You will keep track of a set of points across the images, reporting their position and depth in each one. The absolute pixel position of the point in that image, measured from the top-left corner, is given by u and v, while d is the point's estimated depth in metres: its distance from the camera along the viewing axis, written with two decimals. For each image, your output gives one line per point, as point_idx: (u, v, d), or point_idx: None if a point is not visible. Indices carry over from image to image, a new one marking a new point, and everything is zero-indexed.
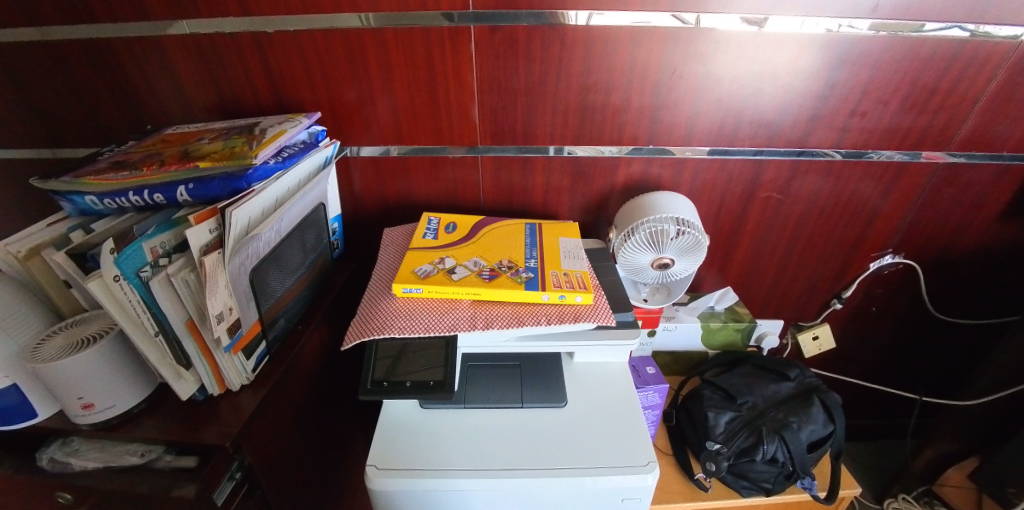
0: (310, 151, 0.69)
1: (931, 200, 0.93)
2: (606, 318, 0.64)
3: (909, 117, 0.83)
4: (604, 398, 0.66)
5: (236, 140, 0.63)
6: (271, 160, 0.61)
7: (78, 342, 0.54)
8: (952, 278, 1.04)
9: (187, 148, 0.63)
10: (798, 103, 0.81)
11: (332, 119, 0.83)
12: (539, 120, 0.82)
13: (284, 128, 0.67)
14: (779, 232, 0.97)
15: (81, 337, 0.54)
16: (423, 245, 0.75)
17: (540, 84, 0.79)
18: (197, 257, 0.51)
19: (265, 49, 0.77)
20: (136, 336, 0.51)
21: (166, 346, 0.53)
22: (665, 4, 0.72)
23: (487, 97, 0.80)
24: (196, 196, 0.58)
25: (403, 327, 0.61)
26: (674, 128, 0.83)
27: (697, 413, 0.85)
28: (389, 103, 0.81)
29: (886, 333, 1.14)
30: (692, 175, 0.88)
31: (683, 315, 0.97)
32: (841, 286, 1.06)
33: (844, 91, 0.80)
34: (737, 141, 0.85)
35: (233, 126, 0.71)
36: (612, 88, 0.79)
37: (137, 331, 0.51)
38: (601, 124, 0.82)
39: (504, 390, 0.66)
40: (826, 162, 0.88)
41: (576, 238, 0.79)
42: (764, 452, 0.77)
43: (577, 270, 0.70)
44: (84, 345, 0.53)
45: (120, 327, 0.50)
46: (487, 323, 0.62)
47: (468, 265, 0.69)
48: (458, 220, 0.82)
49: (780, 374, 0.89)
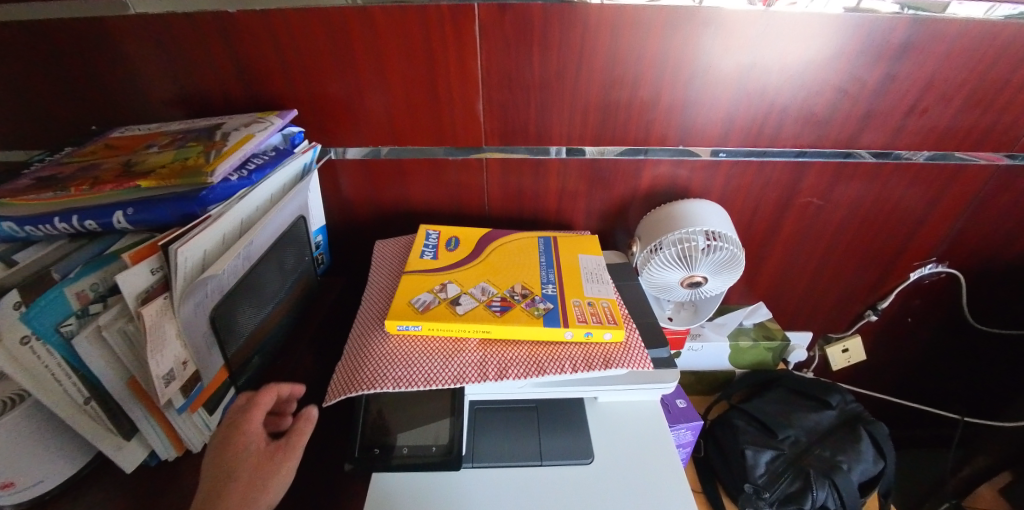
0: (285, 159, 0.57)
1: (986, 206, 0.83)
2: (641, 361, 0.54)
3: (973, 115, 0.70)
4: (635, 451, 0.57)
5: (192, 149, 0.52)
6: (234, 174, 0.49)
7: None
8: (997, 289, 0.95)
9: (132, 158, 0.52)
10: (851, 99, 0.69)
11: (313, 115, 0.71)
12: (554, 117, 0.71)
13: (252, 133, 0.55)
14: (816, 242, 0.86)
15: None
16: (422, 266, 0.64)
17: (557, 76, 0.67)
18: (134, 307, 0.40)
19: (231, 34, 0.64)
20: (62, 405, 0.41)
21: (101, 412, 0.43)
22: None
23: (494, 90, 0.69)
24: (137, 223, 0.46)
25: (399, 378, 0.50)
26: (709, 125, 0.71)
27: (730, 447, 0.79)
28: (381, 98, 0.69)
29: (921, 346, 1.05)
30: (725, 179, 0.77)
31: (710, 333, 0.89)
32: (876, 297, 0.97)
33: (905, 85, 0.67)
34: (777, 142, 0.73)
35: (192, 128, 0.59)
36: (639, 81, 0.67)
37: (63, 399, 0.41)
38: (625, 122, 0.71)
39: (522, 442, 0.57)
40: (873, 165, 0.76)
41: (598, 254, 0.69)
42: (814, 498, 0.71)
43: (604, 299, 0.60)
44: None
45: (37, 396, 0.40)
46: (500, 372, 0.52)
47: (475, 293, 0.59)
48: (461, 233, 0.71)
49: (820, 401, 0.83)
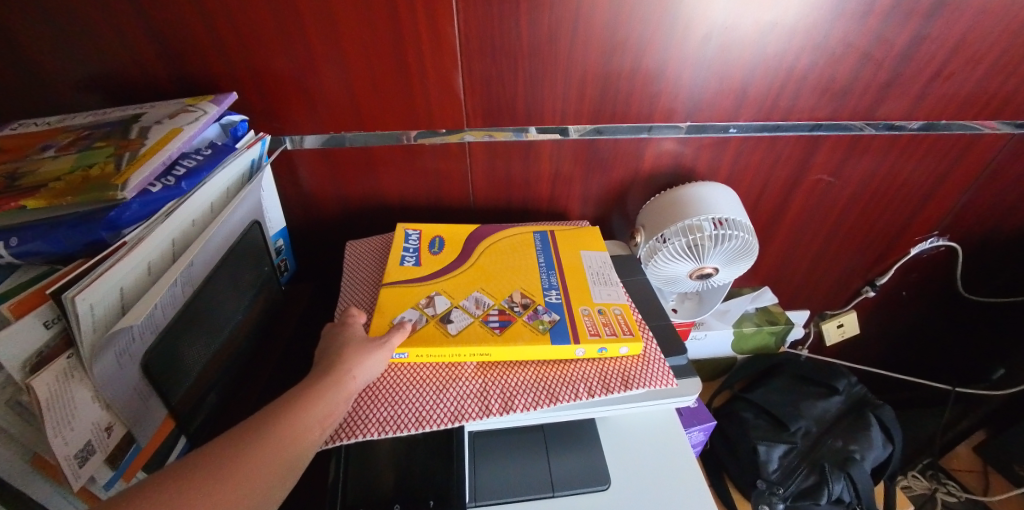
0: (225, 156, 0.46)
1: (995, 177, 0.79)
2: (665, 379, 0.49)
3: (999, 79, 0.65)
4: (655, 471, 0.52)
5: (99, 152, 0.40)
6: (157, 184, 0.39)
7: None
8: (994, 259, 0.93)
9: (21, 167, 0.40)
10: (874, 64, 0.62)
11: (259, 98, 0.59)
12: (546, 91, 0.61)
13: (179, 126, 0.43)
14: (823, 220, 0.82)
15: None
16: (402, 275, 0.55)
17: (549, 42, 0.57)
18: (21, 378, 0.31)
19: (145, 1, 0.51)
20: None
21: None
22: None
23: (476, 62, 0.58)
24: (27, 255, 0.35)
25: (385, 422, 0.43)
26: (720, 97, 0.63)
27: (740, 442, 0.76)
28: (339, 74, 0.58)
29: (913, 317, 1.04)
30: (734, 157, 0.70)
31: (713, 322, 0.84)
32: (875, 272, 0.94)
33: (934, 47, 0.60)
34: (792, 115, 0.66)
35: (101, 121, 0.47)
36: (644, 46, 0.58)
37: None
38: (627, 96, 0.62)
39: (529, 471, 0.51)
40: (890, 137, 0.70)
41: (603, 249, 0.61)
42: (831, 491, 0.69)
43: (615, 305, 0.53)
44: None
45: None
46: (505, 404, 0.45)
47: (468, 306, 0.51)
48: (445, 231, 0.62)
49: (827, 387, 0.80)
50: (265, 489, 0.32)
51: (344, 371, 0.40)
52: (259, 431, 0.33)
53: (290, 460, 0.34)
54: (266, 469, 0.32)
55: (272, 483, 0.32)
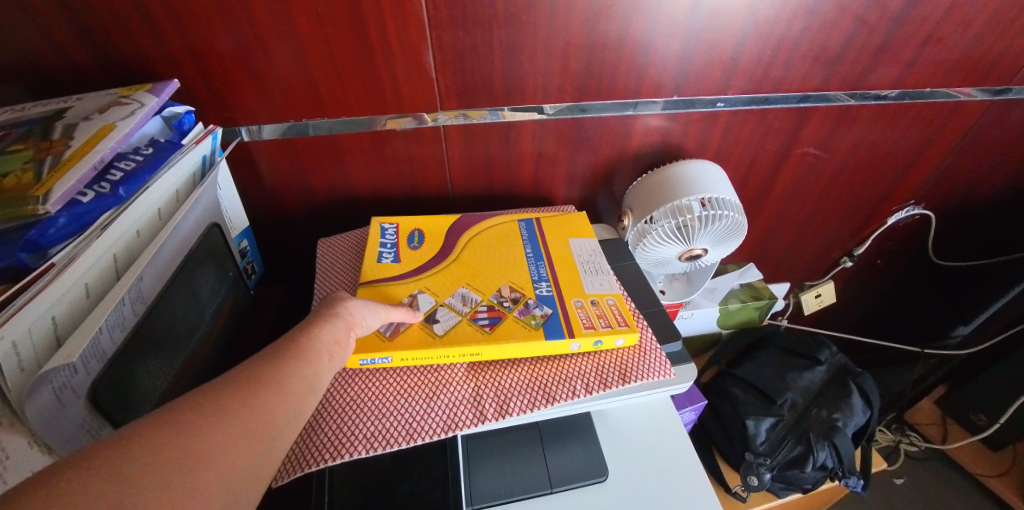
0: (170, 155, 0.40)
1: (972, 143, 0.79)
2: (663, 370, 0.47)
3: (987, 42, 0.63)
4: (652, 458, 0.52)
5: (15, 157, 0.35)
6: (90, 191, 0.34)
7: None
8: (964, 225, 0.96)
9: None
10: (867, 29, 0.59)
11: (206, 86, 0.53)
12: (527, 66, 0.57)
13: (110, 122, 0.38)
14: (807, 193, 0.81)
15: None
16: (380, 273, 0.51)
17: (529, 11, 0.52)
18: None
19: None
20: None
21: None
22: None
23: (450, 35, 0.53)
24: None
25: (371, 438, 0.40)
26: (709, 68, 0.60)
27: (729, 417, 0.76)
28: (295, 55, 0.52)
29: (887, 283, 1.07)
30: (721, 132, 0.68)
31: (700, 300, 0.83)
32: (854, 242, 0.95)
33: (927, 9, 0.58)
34: (781, 86, 0.64)
35: (18, 117, 0.41)
36: (631, 14, 0.54)
37: None
38: (613, 70, 0.59)
39: (524, 469, 0.49)
40: (876, 106, 0.69)
41: (592, 236, 0.58)
42: (816, 460, 0.70)
43: (608, 295, 0.51)
44: None
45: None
46: (500, 409, 0.43)
47: (455, 304, 0.48)
48: (424, 224, 0.59)
49: (811, 359, 0.81)
50: (292, 406, 0.30)
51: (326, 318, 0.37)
52: (270, 358, 0.32)
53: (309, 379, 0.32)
54: (290, 384, 0.31)
55: (301, 396, 0.31)
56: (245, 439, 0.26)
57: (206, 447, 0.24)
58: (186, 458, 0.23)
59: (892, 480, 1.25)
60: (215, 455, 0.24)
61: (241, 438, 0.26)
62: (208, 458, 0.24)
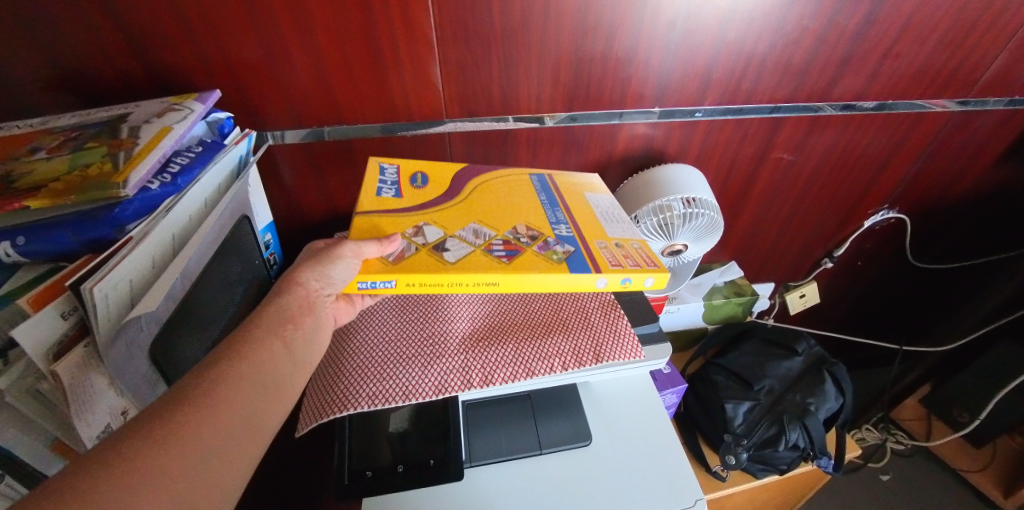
0: (215, 154, 0.47)
1: (939, 150, 0.85)
2: (633, 351, 0.54)
3: (941, 58, 0.70)
4: (633, 426, 0.58)
5: (92, 152, 0.42)
6: (154, 182, 0.40)
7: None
8: (939, 228, 1.01)
9: (11, 169, 0.41)
10: (828, 46, 0.66)
11: (238, 95, 0.60)
12: (522, 78, 0.64)
13: (167, 125, 0.45)
14: (784, 196, 0.87)
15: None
16: (380, 205, 0.52)
17: (523, 30, 0.59)
18: (44, 367, 0.33)
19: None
20: None
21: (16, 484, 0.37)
22: None
23: (454, 52, 0.60)
24: (33, 254, 0.37)
25: (373, 395, 0.47)
26: (686, 81, 0.67)
27: (711, 402, 0.83)
28: (317, 67, 0.59)
29: (868, 285, 1.13)
30: (701, 138, 0.75)
31: (686, 295, 0.89)
32: (834, 244, 1.01)
33: (881, 29, 0.65)
34: (753, 97, 0.70)
35: (87, 121, 0.48)
36: (614, 33, 0.61)
37: None
38: (599, 82, 0.66)
39: (518, 434, 0.55)
40: (842, 116, 0.76)
41: (606, 193, 0.63)
42: (787, 440, 0.76)
43: (632, 240, 0.54)
44: None
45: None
46: (485, 378, 0.49)
47: (466, 237, 0.50)
48: (428, 167, 0.59)
49: (788, 349, 0.87)
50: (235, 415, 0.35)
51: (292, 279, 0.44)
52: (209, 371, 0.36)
53: (257, 381, 0.37)
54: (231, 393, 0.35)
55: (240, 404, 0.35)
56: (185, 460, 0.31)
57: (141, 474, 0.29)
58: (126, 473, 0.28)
59: (879, 476, 1.29)
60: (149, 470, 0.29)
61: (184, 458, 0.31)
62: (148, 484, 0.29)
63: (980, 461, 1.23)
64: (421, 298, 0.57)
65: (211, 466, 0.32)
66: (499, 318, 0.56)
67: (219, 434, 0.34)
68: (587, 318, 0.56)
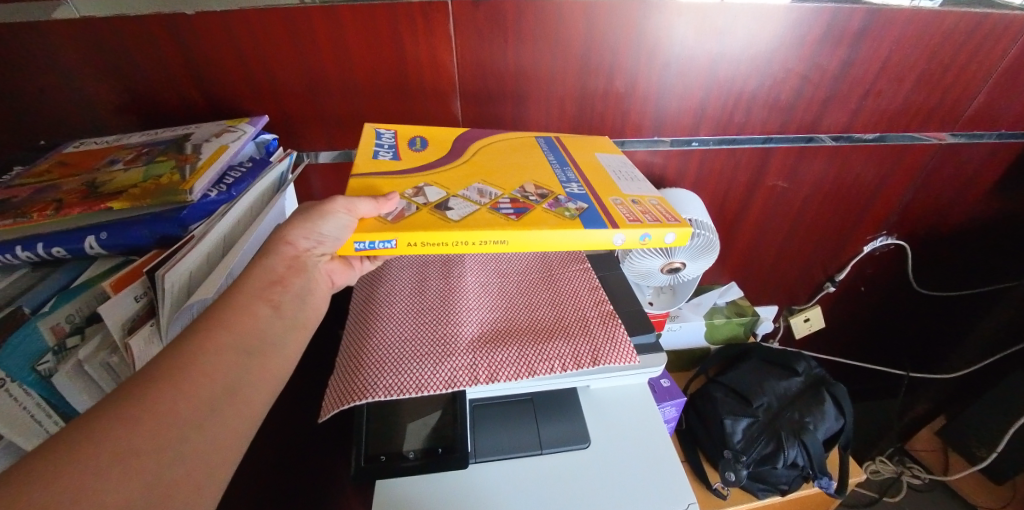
0: (262, 170, 0.54)
1: (930, 180, 0.89)
2: (629, 357, 0.58)
3: (921, 95, 0.75)
4: (629, 432, 0.61)
5: (162, 165, 0.49)
6: (213, 191, 0.48)
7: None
8: (939, 256, 1.03)
9: (95, 177, 0.48)
10: (813, 85, 0.72)
11: (281, 120, 0.68)
12: (532, 110, 0.71)
13: (225, 144, 0.52)
14: (780, 221, 0.92)
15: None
16: (377, 166, 0.54)
17: (533, 69, 0.67)
18: (119, 338, 0.39)
19: (190, 39, 0.59)
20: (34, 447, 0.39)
21: None
22: None
23: (471, 87, 0.68)
24: (111, 247, 0.44)
25: (389, 387, 0.52)
26: (682, 114, 0.73)
27: (711, 418, 0.85)
28: (350, 96, 0.67)
29: (872, 311, 1.14)
30: (698, 165, 0.80)
31: (687, 313, 0.93)
32: (834, 268, 1.03)
33: (861, 70, 0.71)
34: (746, 128, 0.76)
35: (155, 140, 0.56)
36: (614, 71, 0.68)
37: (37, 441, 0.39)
38: (601, 114, 0.72)
39: (521, 434, 0.60)
40: (831, 147, 0.81)
41: (616, 153, 0.65)
42: (785, 457, 0.78)
43: (648, 197, 0.55)
44: None
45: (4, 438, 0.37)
46: (491, 374, 0.54)
47: (472, 196, 0.51)
48: (425, 133, 0.62)
49: (788, 369, 0.89)
50: (198, 408, 0.36)
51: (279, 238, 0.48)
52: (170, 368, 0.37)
53: (236, 346, 0.41)
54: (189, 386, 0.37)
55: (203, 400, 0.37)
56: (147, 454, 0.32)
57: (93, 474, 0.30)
58: (98, 461, 0.30)
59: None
60: (118, 457, 0.31)
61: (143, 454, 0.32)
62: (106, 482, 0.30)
63: (1000, 498, 1.21)
64: (435, 301, 0.63)
65: (178, 458, 0.34)
66: (505, 323, 0.61)
67: (182, 429, 0.35)
68: (586, 325, 0.61)
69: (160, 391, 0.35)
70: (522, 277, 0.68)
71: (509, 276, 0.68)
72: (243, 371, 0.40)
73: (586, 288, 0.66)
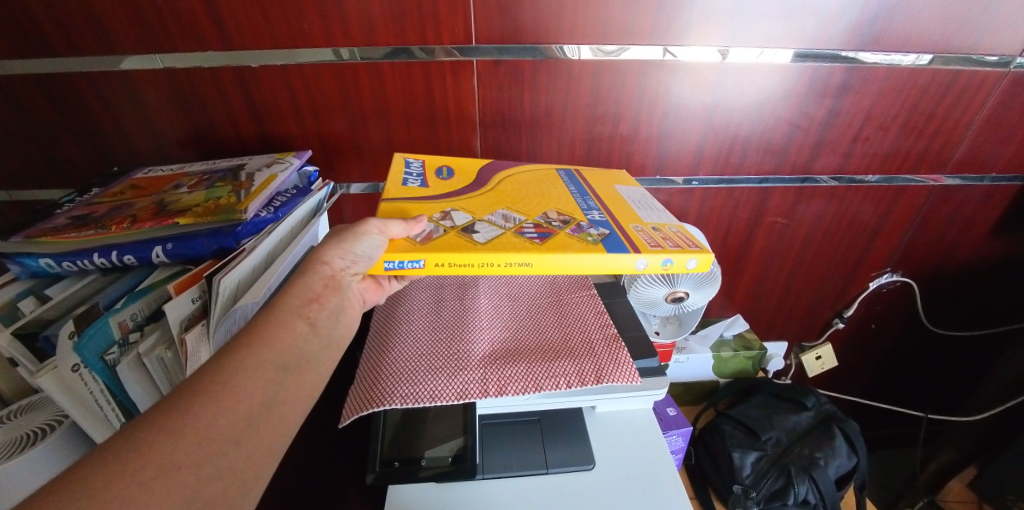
0: (305, 196, 0.61)
1: (929, 221, 0.92)
2: (630, 377, 0.61)
3: (908, 141, 0.81)
4: (633, 454, 0.62)
5: (221, 189, 0.57)
6: (263, 211, 0.55)
7: (15, 439, 0.46)
8: (948, 295, 1.04)
9: (164, 198, 0.56)
10: (802, 131, 0.79)
11: (321, 154, 0.76)
12: (545, 150, 0.78)
13: (275, 173, 0.60)
14: (783, 257, 0.95)
15: (23, 431, 0.46)
16: (408, 192, 0.61)
17: (547, 115, 0.75)
18: (176, 333, 0.45)
19: (251, 86, 0.69)
20: (89, 423, 0.45)
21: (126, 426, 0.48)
22: (655, 36, 0.68)
23: (491, 130, 0.76)
24: (175, 256, 0.51)
25: (405, 396, 0.56)
26: (681, 156, 0.80)
27: (719, 452, 0.85)
28: (383, 135, 0.75)
29: (885, 350, 1.14)
30: (699, 202, 0.86)
31: (694, 346, 0.95)
32: (841, 305, 1.05)
33: (846, 119, 0.78)
34: (742, 169, 0.82)
35: (214, 168, 0.64)
36: (620, 117, 0.75)
37: (92, 418, 0.46)
38: (608, 155, 0.79)
39: (526, 451, 0.62)
40: (826, 188, 0.86)
41: (635, 186, 0.71)
42: (796, 493, 0.78)
43: (667, 225, 0.60)
44: (26, 443, 0.45)
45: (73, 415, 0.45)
46: (500, 388, 0.58)
47: (496, 221, 0.57)
48: (452, 163, 0.69)
49: (797, 404, 0.89)
50: (237, 420, 0.37)
51: (317, 260, 0.51)
52: (213, 371, 0.39)
53: (276, 364, 0.42)
54: (231, 398, 0.38)
55: (243, 413, 0.38)
56: (191, 466, 0.33)
57: (143, 479, 0.31)
58: (139, 468, 0.31)
59: None
60: (170, 469, 0.32)
61: (191, 460, 0.33)
62: (152, 490, 0.31)
63: None
64: (450, 320, 0.67)
65: (221, 465, 0.35)
66: (515, 343, 0.64)
67: (225, 439, 0.36)
68: (591, 347, 0.64)
69: (202, 400, 0.37)
70: (532, 301, 0.73)
71: (519, 300, 0.73)
72: (280, 387, 0.41)
73: (592, 313, 0.70)
